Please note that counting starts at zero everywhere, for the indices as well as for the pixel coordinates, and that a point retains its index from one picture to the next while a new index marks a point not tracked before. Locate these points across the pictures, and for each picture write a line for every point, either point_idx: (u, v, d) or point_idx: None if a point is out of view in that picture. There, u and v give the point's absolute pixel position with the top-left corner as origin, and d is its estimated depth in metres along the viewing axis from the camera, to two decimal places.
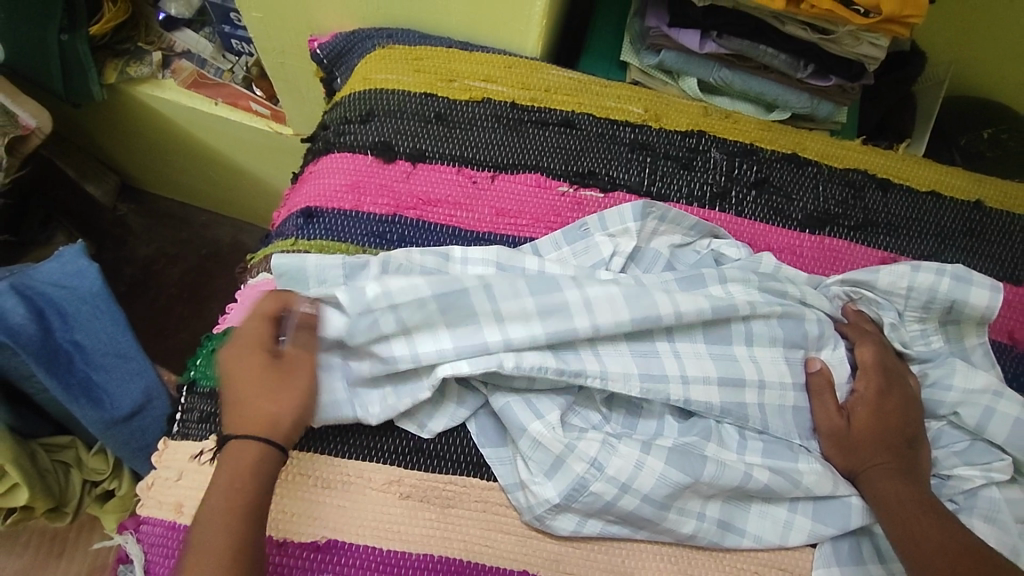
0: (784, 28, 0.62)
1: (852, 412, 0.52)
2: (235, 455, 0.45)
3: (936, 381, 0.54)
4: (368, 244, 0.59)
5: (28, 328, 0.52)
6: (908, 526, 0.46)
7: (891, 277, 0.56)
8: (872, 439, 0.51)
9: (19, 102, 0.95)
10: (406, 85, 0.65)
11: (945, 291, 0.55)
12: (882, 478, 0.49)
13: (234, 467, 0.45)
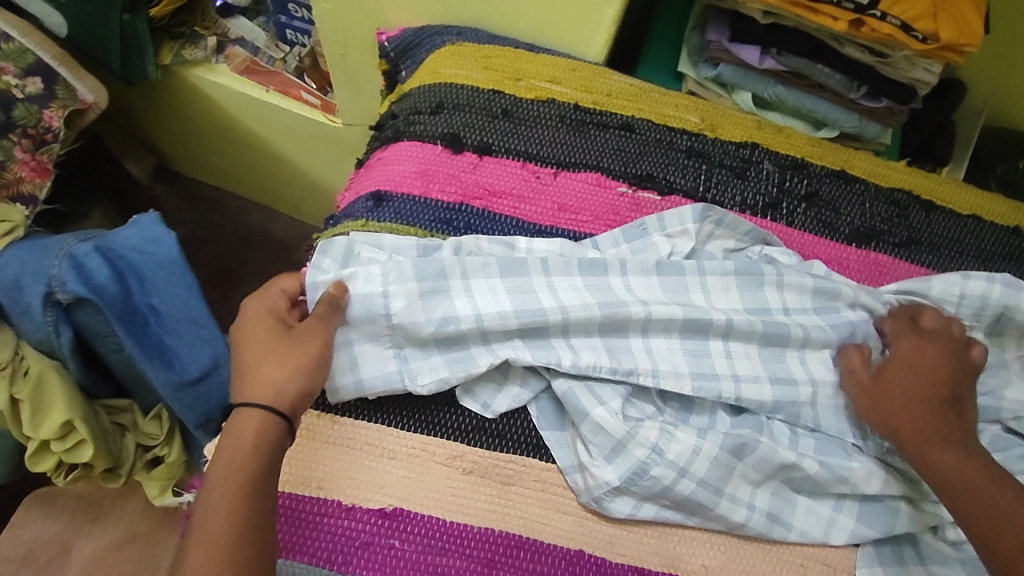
0: (843, 49, 0.65)
1: (884, 371, 0.54)
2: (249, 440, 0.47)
3: (992, 389, 0.57)
4: (435, 229, 0.60)
5: (110, 287, 0.54)
6: (980, 499, 0.47)
7: (946, 283, 0.58)
8: (908, 394, 0.52)
9: (80, 77, 0.97)
10: (474, 81, 0.68)
11: (998, 297, 0.57)
12: (934, 450, 0.49)
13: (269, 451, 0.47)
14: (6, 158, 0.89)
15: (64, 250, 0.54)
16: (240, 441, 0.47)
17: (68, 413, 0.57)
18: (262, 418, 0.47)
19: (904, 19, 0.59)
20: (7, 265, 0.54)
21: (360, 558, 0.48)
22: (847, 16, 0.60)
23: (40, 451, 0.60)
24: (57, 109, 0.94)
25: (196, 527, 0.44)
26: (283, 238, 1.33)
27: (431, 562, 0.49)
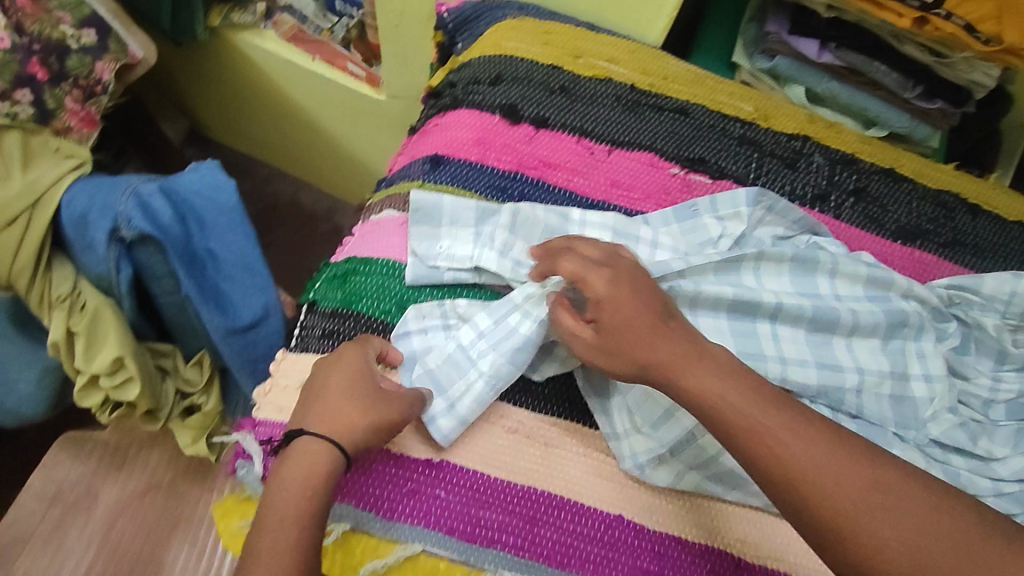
0: (903, 48, 0.66)
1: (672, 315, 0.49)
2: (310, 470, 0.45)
3: None
4: (489, 196, 0.61)
5: (174, 228, 0.56)
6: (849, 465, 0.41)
7: (996, 283, 0.60)
8: (632, 334, 0.47)
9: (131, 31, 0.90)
10: (534, 55, 0.68)
11: None
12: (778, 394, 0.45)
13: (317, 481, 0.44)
14: (57, 108, 0.82)
15: (131, 188, 0.55)
16: (292, 470, 0.45)
17: (120, 349, 0.58)
18: (326, 448, 0.45)
19: (968, 20, 0.58)
20: (75, 199, 0.55)
21: (407, 506, 0.50)
22: (911, 14, 0.60)
23: (89, 387, 0.62)
24: (110, 62, 0.88)
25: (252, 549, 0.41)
26: (312, 210, 1.35)
27: (475, 514, 0.50)
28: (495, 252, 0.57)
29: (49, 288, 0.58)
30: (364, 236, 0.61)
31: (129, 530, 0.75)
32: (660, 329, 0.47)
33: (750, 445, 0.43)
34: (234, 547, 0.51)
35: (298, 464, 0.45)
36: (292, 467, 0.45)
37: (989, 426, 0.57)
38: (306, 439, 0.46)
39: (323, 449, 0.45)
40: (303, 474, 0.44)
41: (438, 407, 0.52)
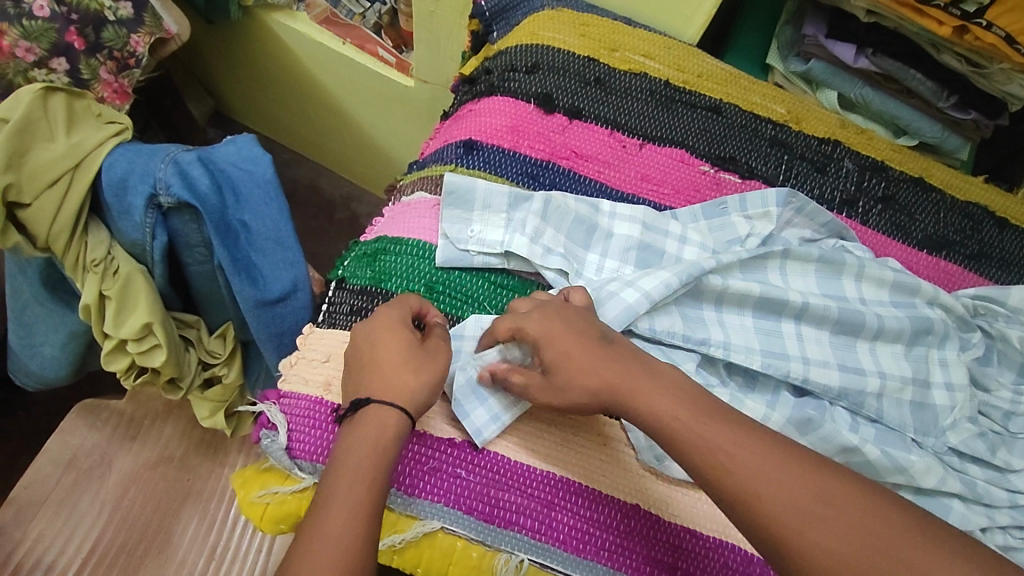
0: (940, 56, 0.66)
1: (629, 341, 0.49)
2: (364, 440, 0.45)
3: None
4: (520, 182, 0.62)
5: (211, 197, 0.57)
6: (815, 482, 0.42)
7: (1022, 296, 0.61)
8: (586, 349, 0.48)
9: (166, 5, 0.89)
10: (572, 46, 0.69)
11: None
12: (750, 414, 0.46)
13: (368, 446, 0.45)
14: (91, 78, 0.82)
15: (170, 156, 0.57)
16: (364, 439, 0.46)
17: (149, 316, 0.59)
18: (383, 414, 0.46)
19: (1009, 31, 0.58)
20: (116, 163, 0.56)
21: (428, 484, 0.50)
22: (952, 23, 0.60)
23: (116, 351, 0.63)
24: (145, 36, 0.85)
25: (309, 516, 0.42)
26: (330, 195, 1.35)
27: (494, 495, 0.51)
28: (526, 236, 0.58)
29: (85, 251, 0.58)
30: (395, 216, 0.61)
31: (140, 500, 0.75)
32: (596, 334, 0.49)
33: (734, 446, 0.43)
34: (253, 516, 0.52)
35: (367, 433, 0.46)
36: (361, 435, 0.46)
37: (1007, 438, 0.57)
38: (375, 407, 0.47)
39: (388, 416, 0.46)
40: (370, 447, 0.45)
41: (482, 418, 0.51)
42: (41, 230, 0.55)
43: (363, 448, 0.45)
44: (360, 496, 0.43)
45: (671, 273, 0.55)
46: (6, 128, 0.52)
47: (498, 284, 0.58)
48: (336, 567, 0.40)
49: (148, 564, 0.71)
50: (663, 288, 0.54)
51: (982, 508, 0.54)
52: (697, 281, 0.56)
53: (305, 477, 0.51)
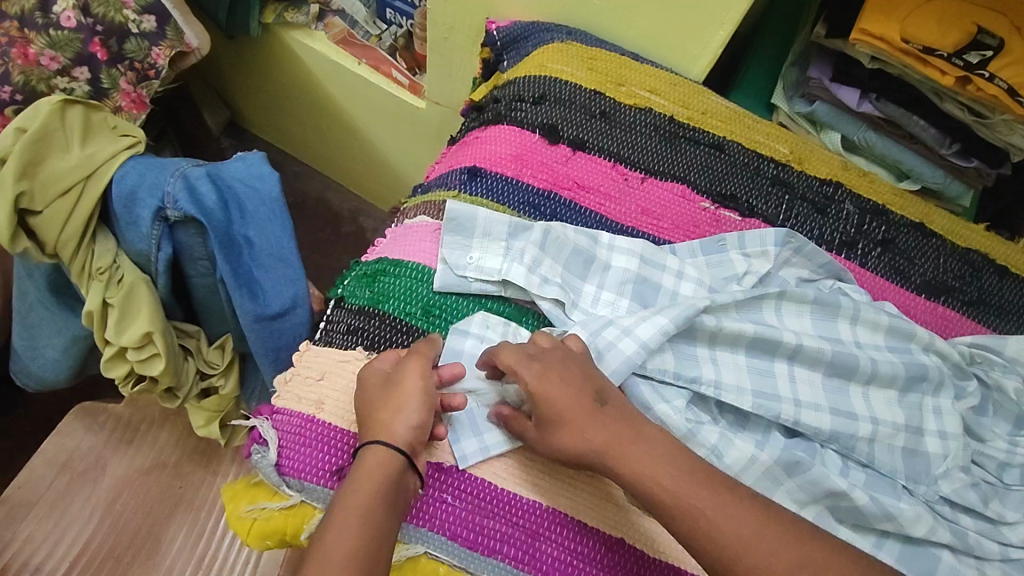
0: (943, 105, 0.66)
1: None
2: (376, 466, 0.47)
3: None
4: (522, 212, 0.63)
5: (217, 213, 0.59)
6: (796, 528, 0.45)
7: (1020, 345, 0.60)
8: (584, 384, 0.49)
9: (190, 21, 0.88)
10: (579, 79, 0.70)
11: None
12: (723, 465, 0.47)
13: (370, 471, 0.47)
14: (111, 87, 0.83)
15: (180, 171, 0.59)
16: (358, 482, 0.47)
17: (150, 325, 0.60)
18: (384, 448, 0.48)
19: (1010, 84, 0.60)
20: (126, 175, 0.58)
21: (414, 508, 0.50)
22: (955, 73, 0.62)
23: (115, 358, 0.63)
24: (166, 49, 0.85)
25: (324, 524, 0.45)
26: (337, 210, 1.37)
27: (479, 522, 0.51)
28: (524, 266, 0.58)
29: (91, 259, 0.59)
30: (397, 238, 0.62)
31: (131, 506, 0.75)
32: None
33: None
34: (239, 531, 0.52)
35: (367, 472, 0.47)
36: (359, 473, 0.47)
37: (1000, 489, 0.56)
38: (374, 453, 0.48)
39: (389, 458, 0.48)
40: (366, 486, 0.46)
41: (471, 446, 0.52)
42: (50, 236, 0.56)
43: (360, 490, 0.46)
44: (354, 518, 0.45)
45: (668, 316, 0.55)
46: (22, 139, 0.54)
47: (495, 310, 0.59)
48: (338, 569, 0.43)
49: (134, 570, 0.71)
50: (660, 336, 0.54)
51: (973, 559, 0.53)
52: (690, 322, 0.56)
53: (293, 494, 0.52)
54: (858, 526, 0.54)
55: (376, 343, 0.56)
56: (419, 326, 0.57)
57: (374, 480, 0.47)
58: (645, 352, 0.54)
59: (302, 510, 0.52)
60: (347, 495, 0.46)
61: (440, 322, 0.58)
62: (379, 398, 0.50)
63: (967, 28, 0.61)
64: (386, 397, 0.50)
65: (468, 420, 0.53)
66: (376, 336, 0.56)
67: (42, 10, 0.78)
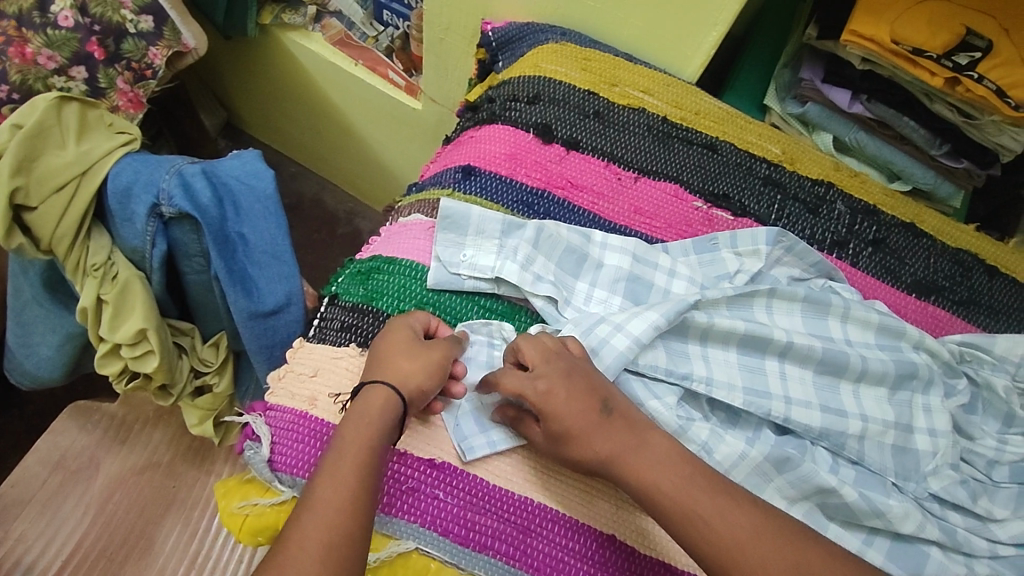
0: (933, 106, 0.67)
1: None
2: (377, 408, 0.48)
3: None
4: (516, 210, 0.64)
5: (212, 210, 0.59)
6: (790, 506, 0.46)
7: (1008, 344, 0.61)
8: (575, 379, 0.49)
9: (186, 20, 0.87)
10: (573, 80, 0.71)
11: None
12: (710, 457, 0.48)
13: (368, 412, 0.48)
14: (108, 87, 0.84)
15: (175, 168, 0.59)
16: (365, 417, 0.48)
17: (144, 322, 0.60)
18: (387, 392, 0.49)
19: (1000, 85, 0.61)
20: (121, 172, 0.58)
21: (406, 503, 0.51)
22: (944, 74, 0.63)
23: (109, 355, 0.64)
24: (163, 49, 0.86)
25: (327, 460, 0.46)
26: (334, 211, 1.37)
27: (470, 518, 0.51)
28: (517, 263, 0.59)
29: (85, 256, 0.59)
30: (391, 236, 0.63)
31: (124, 504, 0.75)
32: None
33: None
34: (232, 527, 0.52)
35: (373, 409, 0.48)
36: (363, 415, 0.48)
37: (989, 486, 0.57)
38: (379, 391, 0.49)
39: (391, 402, 0.49)
40: (372, 420, 0.48)
41: (477, 440, 0.53)
42: (44, 233, 0.56)
43: (364, 431, 0.47)
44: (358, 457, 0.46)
45: (659, 313, 0.55)
46: (18, 135, 0.54)
47: (488, 308, 0.59)
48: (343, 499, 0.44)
49: (127, 569, 0.71)
50: (652, 334, 0.55)
51: (962, 556, 0.54)
52: (683, 319, 0.56)
53: (285, 490, 0.52)
54: (848, 522, 0.54)
55: (369, 339, 0.56)
56: None
57: (381, 415, 0.48)
58: (637, 347, 0.54)
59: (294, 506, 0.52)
60: (350, 434, 0.47)
61: None
62: (402, 347, 0.51)
63: (956, 30, 0.61)
64: (414, 355, 0.51)
65: (474, 415, 0.54)
66: (369, 333, 0.57)
67: (39, 10, 0.78)
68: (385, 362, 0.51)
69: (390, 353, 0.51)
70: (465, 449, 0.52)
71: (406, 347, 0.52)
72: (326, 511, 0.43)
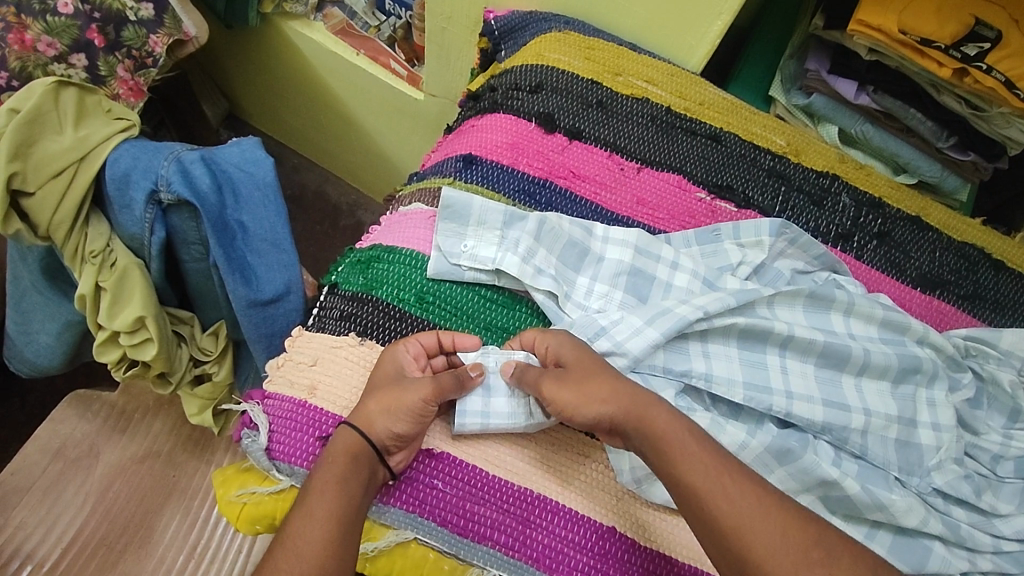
0: (940, 97, 0.66)
1: None
2: (346, 450, 0.48)
3: None
4: (517, 200, 0.63)
5: (210, 196, 0.58)
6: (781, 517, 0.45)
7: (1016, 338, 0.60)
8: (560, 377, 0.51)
9: (186, 7, 0.87)
10: (576, 68, 0.70)
11: None
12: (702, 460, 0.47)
13: (333, 452, 0.48)
14: (109, 74, 0.82)
15: (174, 154, 0.59)
16: (333, 456, 0.48)
17: (142, 309, 0.60)
18: (357, 439, 0.48)
19: (1008, 76, 0.60)
20: (120, 158, 0.57)
21: (403, 493, 0.50)
22: (952, 64, 0.62)
23: (107, 343, 0.63)
24: (163, 37, 0.85)
25: (306, 488, 0.47)
26: (336, 202, 1.37)
27: (469, 509, 0.51)
28: (518, 255, 0.58)
29: (84, 242, 0.59)
30: (391, 225, 0.62)
31: (123, 494, 0.74)
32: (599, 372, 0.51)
33: None
34: (229, 516, 0.52)
35: (338, 452, 0.48)
36: (332, 453, 0.48)
37: (994, 481, 0.56)
38: (347, 427, 0.49)
39: (358, 445, 0.48)
40: (343, 459, 0.48)
41: (473, 418, 0.52)
42: (43, 219, 0.56)
43: (333, 465, 0.47)
44: (332, 486, 0.46)
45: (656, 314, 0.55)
46: (15, 119, 0.53)
47: (488, 299, 0.59)
48: (322, 525, 0.45)
49: (127, 559, 0.71)
50: (648, 349, 0.54)
51: (965, 551, 0.53)
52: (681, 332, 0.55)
53: (283, 478, 0.51)
54: (850, 516, 0.54)
55: (369, 329, 0.56)
56: (412, 313, 0.57)
57: (350, 448, 0.48)
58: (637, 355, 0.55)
59: (292, 494, 0.51)
60: (322, 468, 0.47)
61: (434, 309, 0.57)
62: (385, 388, 0.51)
63: (965, 20, 0.61)
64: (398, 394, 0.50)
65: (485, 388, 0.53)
66: (369, 322, 0.56)
67: None
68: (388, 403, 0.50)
69: (378, 392, 0.50)
70: (456, 416, 0.52)
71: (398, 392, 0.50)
72: (305, 540, 0.44)
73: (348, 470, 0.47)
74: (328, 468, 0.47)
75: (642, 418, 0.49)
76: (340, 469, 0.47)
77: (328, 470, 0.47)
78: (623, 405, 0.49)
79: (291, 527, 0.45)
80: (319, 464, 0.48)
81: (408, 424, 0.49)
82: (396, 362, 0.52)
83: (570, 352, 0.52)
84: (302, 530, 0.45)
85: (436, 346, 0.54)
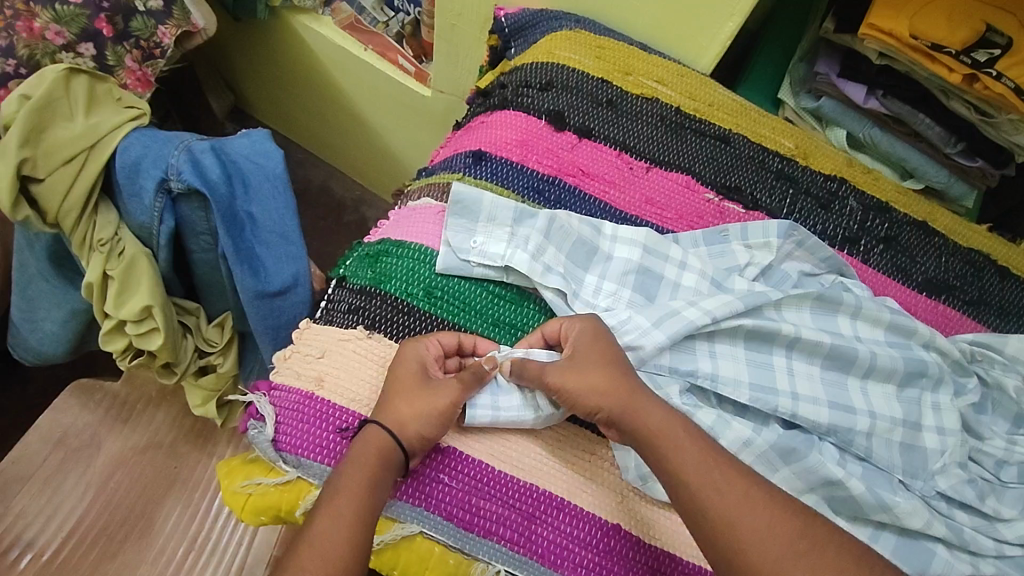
0: (949, 103, 0.67)
1: None
2: (375, 450, 0.48)
3: None
4: (526, 196, 0.63)
5: (221, 187, 0.59)
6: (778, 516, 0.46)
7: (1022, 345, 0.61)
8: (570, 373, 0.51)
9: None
10: (586, 67, 0.70)
11: None
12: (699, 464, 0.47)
13: (362, 450, 0.48)
14: (116, 64, 0.82)
15: (184, 144, 0.59)
16: (363, 453, 0.48)
17: (149, 299, 0.59)
18: (388, 441, 0.48)
19: (1017, 83, 0.60)
20: (130, 147, 0.57)
21: (410, 487, 0.50)
22: (962, 70, 0.62)
23: (114, 332, 0.63)
24: (172, 28, 0.84)
25: (333, 484, 0.46)
26: (340, 197, 1.37)
27: (475, 503, 0.51)
28: (528, 253, 0.58)
29: (92, 231, 0.58)
30: (399, 220, 0.62)
31: (125, 485, 0.74)
32: (609, 371, 0.51)
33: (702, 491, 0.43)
34: (234, 506, 0.52)
35: (369, 452, 0.48)
36: (360, 452, 0.48)
37: (998, 486, 0.56)
38: (375, 427, 0.49)
39: (387, 447, 0.48)
40: (374, 458, 0.47)
41: (484, 415, 0.52)
42: (51, 206, 0.56)
43: (363, 465, 0.47)
44: (362, 486, 0.46)
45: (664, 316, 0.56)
46: (27, 105, 0.54)
47: (497, 295, 0.59)
48: (350, 526, 0.45)
49: (127, 549, 0.71)
50: (654, 349, 0.55)
51: (968, 555, 0.53)
52: (688, 336, 0.55)
53: (290, 470, 0.51)
54: (854, 518, 0.54)
55: (376, 323, 0.56)
56: (420, 307, 0.57)
57: (377, 449, 0.48)
58: (643, 353, 0.55)
59: (298, 486, 0.51)
60: (350, 467, 0.47)
61: (442, 304, 0.58)
62: (407, 386, 0.50)
63: (976, 26, 0.61)
64: (417, 392, 0.50)
65: (496, 384, 0.53)
66: (377, 316, 0.56)
67: None
68: (394, 396, 0.50)
69: (402, 396, 0.50)
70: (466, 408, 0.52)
71: (418, 390, 0.50)
72: (328, 540, 0.44)
73: (376, 472, 0.47)
74: (358, 468, 0.47)
75: (651, 417, 0.49)
76: (371, 470, 0.47)
77: (357, 469, 0.47)
78: (629, 404, 0.49)
79: (316, 523, 0.45)
80: (347, 461, 0.48)
81: (416, 416, 0.49)
82: (418, 359, 0.52)
83: (583, 343, 0.52)
84: (328, 531, 0.44)
85: (456, 346, 0.55)
